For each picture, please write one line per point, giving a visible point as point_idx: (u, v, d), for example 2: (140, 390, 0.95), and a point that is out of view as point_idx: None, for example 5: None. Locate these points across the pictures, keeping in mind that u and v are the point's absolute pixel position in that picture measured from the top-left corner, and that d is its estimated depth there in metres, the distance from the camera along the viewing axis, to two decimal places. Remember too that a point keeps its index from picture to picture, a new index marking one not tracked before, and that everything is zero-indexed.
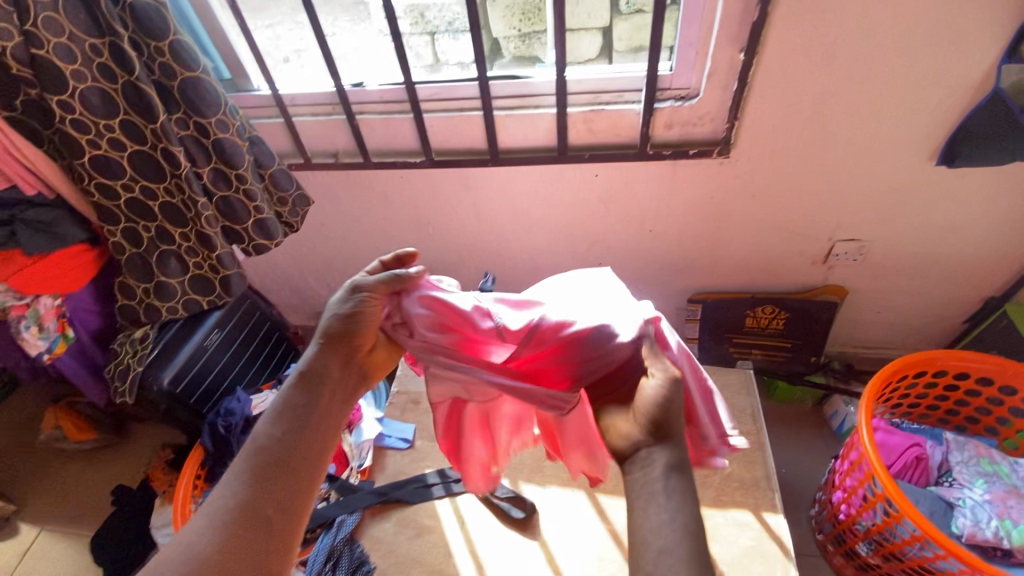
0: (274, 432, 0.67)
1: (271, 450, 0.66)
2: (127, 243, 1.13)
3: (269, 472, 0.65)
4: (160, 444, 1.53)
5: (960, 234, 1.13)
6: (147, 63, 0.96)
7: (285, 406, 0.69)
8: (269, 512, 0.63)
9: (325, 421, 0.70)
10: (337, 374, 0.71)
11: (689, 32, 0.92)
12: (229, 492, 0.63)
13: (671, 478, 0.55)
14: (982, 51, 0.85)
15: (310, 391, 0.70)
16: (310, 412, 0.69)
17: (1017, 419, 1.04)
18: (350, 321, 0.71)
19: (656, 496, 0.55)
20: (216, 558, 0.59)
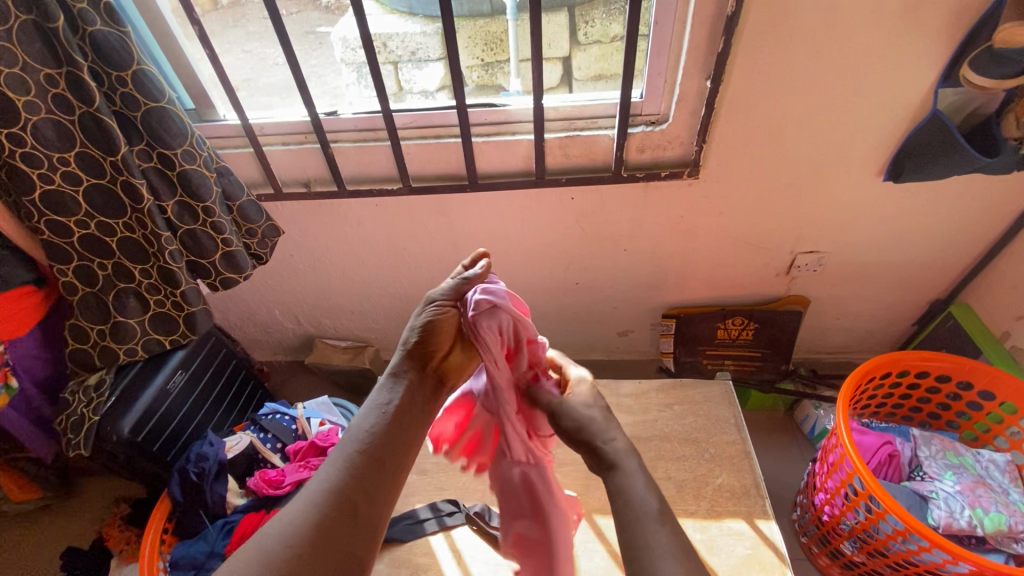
0: (365, 426, 0.67)
1: (364, 442, 0.66)
2: (80, 283, 1.04)
3: (362, 465, 0.64)
4: (113, 500, 1.40)
5: (907, 243, 1.22)
6: (108, 93, 0.91)
7: (375, 404, 0.70)
8: (360, 498, 0.61)
9: (411, 419, 0.70)
10: (417, 377, 0.73)
11: (658, 62, 0.97)
12: (324, 478, 0.62)
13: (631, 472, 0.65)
14: (920, 78, 0.94)
15: (395, 389, 0.71)
16: (399, 408, 0.70)
17: (974, 412, 1.12)
18: (431, 331, 0.74)
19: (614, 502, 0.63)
20: (313, 539, 0.57)
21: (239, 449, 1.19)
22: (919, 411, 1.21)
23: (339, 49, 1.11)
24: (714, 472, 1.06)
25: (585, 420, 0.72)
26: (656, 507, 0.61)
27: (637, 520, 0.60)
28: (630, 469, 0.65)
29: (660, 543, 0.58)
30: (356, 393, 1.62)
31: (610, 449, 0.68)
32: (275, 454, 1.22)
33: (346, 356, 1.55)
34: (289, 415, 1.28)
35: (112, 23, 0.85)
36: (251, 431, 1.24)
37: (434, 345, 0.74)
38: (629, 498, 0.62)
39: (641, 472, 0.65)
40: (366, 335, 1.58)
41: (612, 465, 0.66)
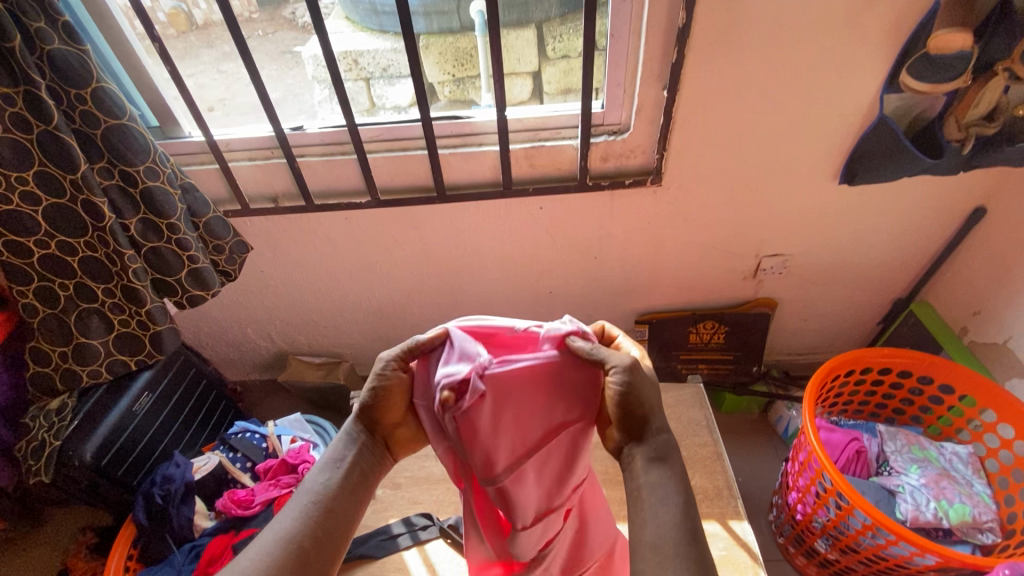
0: (321, 478, 0.66)
1: (318, 493, 0.65)
2: (41, 304, 1.03)
3: (317, 518, 0.63)
4: (79, 530, 1.36)
5: (866, 244, 1.26)
6: (67, 112, 0.90)
7: (330, 459, 0.68)
8: (308, 547, 0.61)
9: (365, 476, 0.68)
10: (368, 438, 0.69)
11: (616, 74, 1.00)
12: (282, 523, 0.63)
13: (652, 471, 0.61)
14: (865, 85, 0.98)
15: (349, 445, 0.69)
16: (355, 468, 0.67)
17: (937, 406, 1.15)
18: (382, 396, 0.68)
19: (643, 493, 0.61)
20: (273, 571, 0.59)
21: (208, 470, 1.16)
22: (886, 408, 1.24)
23: (311, 66, 1.12)
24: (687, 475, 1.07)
25: (643, 404, 0.63)
26: (692, 519, 0.59)
27: (671, 526, 0.58)
28: (673, 470, 0.61)
29: (688, 550, 0.56)
30: (332, 409, 1.60)
31: (660, 443, 0.63)
32: (245, 474, 1.19)
33: (320, 372, 1.53)
34: (260, 432, 1.25)
35: (69, 42, 0.85)
36: (220, 451, 1.21)
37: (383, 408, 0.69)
38: (663, 496, 0.60)
39: (684, 479, 0.61)
40: (340, 350, 1.56)
41: (659, 460, 0.62)
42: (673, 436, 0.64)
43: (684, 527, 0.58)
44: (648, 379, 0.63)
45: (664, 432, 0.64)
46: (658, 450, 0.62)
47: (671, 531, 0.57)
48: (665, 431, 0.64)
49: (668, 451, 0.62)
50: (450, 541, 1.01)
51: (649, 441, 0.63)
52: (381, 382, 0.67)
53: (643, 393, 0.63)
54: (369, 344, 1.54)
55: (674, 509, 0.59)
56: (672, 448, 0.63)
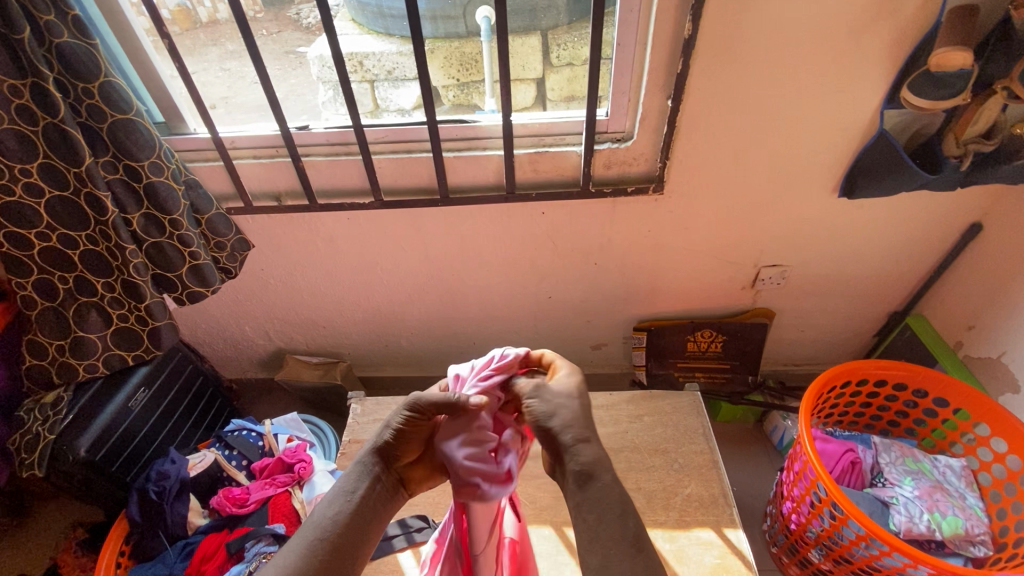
0: (327, 514, 0.66)
1: (325, 531, 0.65)
2: (40, 297, 1.02)
3: (322, 556, 0.63)
4: (69, 525, 1.34)
5: (864, 257, 1.27)
6: (73, 105, 0.90)
7: (341, 490, 0.69)
8: None
9: (376, 507, 0.69)
10: (383, 472, 0.71)
11: (622, 82, 1.01)
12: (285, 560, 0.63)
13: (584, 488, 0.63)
14: (866, 100, 0.99)
15: (360, 479, 0.69)
16: (365, 505, 0.68)
17: (931, 418, 1.16)
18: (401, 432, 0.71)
19: (582, 512, 0.62)
20: None
21: (202, 467, 1.15)
22: (880, 419, 1.24)
23: (316, 67, 1.13)
24: (683, 483, 1.07)
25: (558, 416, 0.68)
26: (633, 527, 0.60)
27: (614, 540, 0.60)
28: (605, 480, 0.63)
29: (634, 563, 0.58)
30: (327, 408, 1.60)
31: (590, 458, 0.64)
32: (241, 472, 1.18)
33: (317, 372, 1.52)
34: (256, 431, 1.25)
35: (78, 36, 0.85)
36: (216, 449, 1.20)
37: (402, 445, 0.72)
38: (602, 512, 0.61)
39: (617, 485, 0.63)
40: (338, 350, 1.56)
41: (587, 475, 0.63)
42: (601, 446, 0.66)
43: (626, 537, 0.60)
44: (557, 394, 0.70)
45: (586, 443, 0.66)
46: (586, 464, 0.64)
47: (615, 544, 0.59)
48: (590, 443, 0.66)
49: (594, 464, 0.64)
50: None
51: (575, 455, 0.65)
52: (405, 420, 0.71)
53: (559, 409, 0.68)
54: (367, 345, 1.54)
55: (613, 522, 0.61)
56: (600, 458, 0.65)
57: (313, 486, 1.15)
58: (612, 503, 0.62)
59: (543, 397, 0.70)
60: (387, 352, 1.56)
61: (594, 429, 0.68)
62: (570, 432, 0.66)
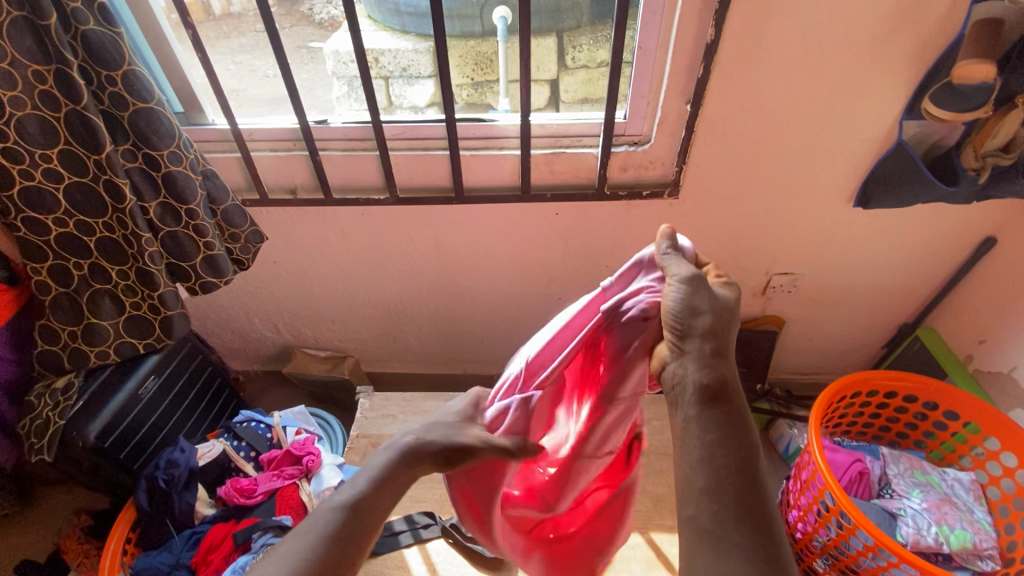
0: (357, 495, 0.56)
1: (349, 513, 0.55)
2: (54, 283, 1.02)
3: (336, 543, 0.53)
4: (74, 512, 1.35)
5: (876, 267, 1.27)
6: (96, 92, 0.90)
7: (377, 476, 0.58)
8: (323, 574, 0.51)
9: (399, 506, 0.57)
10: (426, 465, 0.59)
11: (641, 85, 1.01)
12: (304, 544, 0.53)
13: (704, 407, 0.58)
14: (887, 110, 1.00)
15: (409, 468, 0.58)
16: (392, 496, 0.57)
17: (940, 431, 1.16)
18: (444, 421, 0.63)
19: (692, 432, 0.58)
20: None
21: (211, 457, 1.16)
22: (888, 431, 1.24)
23: (330, 63, 1.14)
24: None
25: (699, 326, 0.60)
26: (728, 478, 0.56)
27: (728, 468, 0.56)
28: (718, 410, 0.58)
29: (745, 503, 0.55)
30: (334, 403, 1.60)
31: (708, 378, 0.59)
32: (249, 463, 1.19)
33: (325, 366, 1.53)
34: (264, 422, 1.25)
35: (104, 23, 0.85)
36: (224, 439, 1.20)
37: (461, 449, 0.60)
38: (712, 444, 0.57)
39: (733, 417, 0.58)
40: (346, 345, 1.56)
41: (710, 394, 0.58)
42: (724, 371, 0.59)
43: (710, 488, 0.56)
44: (707, 291, 0.62)
45: (721, 360, 0.60)
46: (717, 381, 0.59)
47: (702, 492, 0.56)
48: (724, 359, 0.60)
49: (719, 385, 0.59)
50: (451, 541, 1.01)
51: (703, 368, 0.59)
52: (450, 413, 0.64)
53: (705, 310, 0.60)
54: (375, 340, 1.54)
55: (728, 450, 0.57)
56: (727, 385, 0.59)
57: (320, 479, 1.13)
58: (735, 433, 0.57)
59: (695, 292, 0.61)
60: (394, 348, 1.56)
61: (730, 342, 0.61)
62: (705, 342, 0.60)
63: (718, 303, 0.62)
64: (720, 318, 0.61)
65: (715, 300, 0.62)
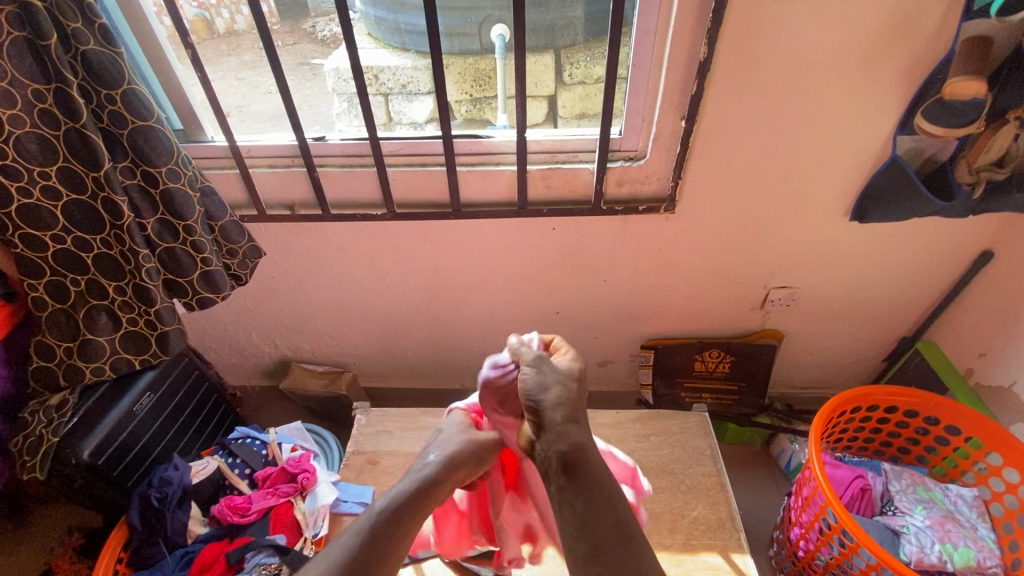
0: (405, 494, 0.65)
1: (396, 509, 0.63)
2: (51, 298, 1.02)
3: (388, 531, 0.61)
4: (67, 531, 1.33)
5: (874, 281, 1.27)
6: (95, 110, 0.91)
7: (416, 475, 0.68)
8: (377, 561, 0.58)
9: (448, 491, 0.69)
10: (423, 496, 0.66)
11: (636, 102, 1.02)
12: (359, 532, 0.59)
13: (573, 471, 0.59)
14: (879, 126, 1.00)
15: (441, 469, 0.69)
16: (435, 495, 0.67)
17: (942, 446, 1.15)
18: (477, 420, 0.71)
19: (569, 495, 0.59)
20: None
21: (205, 474, 1.15)
22: (889, 446, 1.23)
23: (331, 79, 1.15)
24: (690, 505, 1.06)
25: (548, 398, 0.63)
26: (619, 513, 0.59)
27: (596, 519, 0.58)
28: (591, 466, 0.60)
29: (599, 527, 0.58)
30: (330, 418, 1.59)
31: (576, 442, 0.60)
32: (243, 480, 1.18)
33: (322, 382, 1.52)
34: (260, 439, 1.24)
35: (104, 44, 0.86)
36: (219, 456, 1.20)
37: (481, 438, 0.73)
38: (584, 500, 0.59)
39: (599, 471, 0.60)
40: (343, 360, 1.56)
41: (574, 459, 0.59)
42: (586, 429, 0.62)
43: (613, 523, 0.59)
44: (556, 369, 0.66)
45: (574, 425, 0.61)
46: (572, 448, 0.59)
47: (602, 529, 0.58)
48: (577, 425, 0.62)
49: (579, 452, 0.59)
50: (447, 561, 1.00)
51: (562, 441, 0.60)
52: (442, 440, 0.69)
53: (554, 386, 0.64)
54: (372, 355, 1.53)
55: (599, 505, 0.59)
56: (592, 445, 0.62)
57: (315, 497, 1.14)
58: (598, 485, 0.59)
59: (538, 370, 0.66)
60: (392, 363, 1.56)
61: (581, 409, 0.64)
62: (558, 416, 0.62)
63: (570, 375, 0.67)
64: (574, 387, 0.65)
65: (562, 372, 0.67)
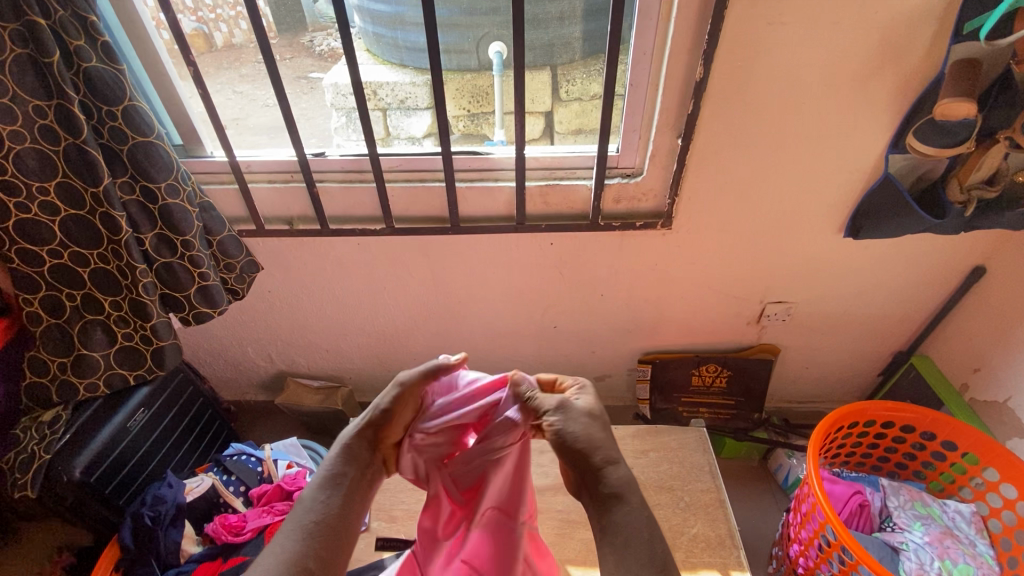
0: (320, 498, 0.66)
1: (318, 511, 0.64)
2: (46, 313, 1.01)
3: (317, 536, 0.62)
4: (55, 550, 1.30)
5: (869, 296, 1.28)
6: (96, 126, 0.91)
7: (327, 473, 0.68)
8: (312, 564, 0.60)
9: (363, 487, 0.69)
10: (367, 456, 0.72)
11: (633, 120, 1.03)
12: (280, 547, 0.61)
13: (613, 508, 0.62)
14: (872, 144, 1.02)
15: (348, 462, 0.70)
16: (353, 483, 0.68)
17: (939, 462, 1.15)
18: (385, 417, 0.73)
19: (612, 531, 0.61)
20: None
21: (199, 492, 1.13)
22: (887, 461, 1.24)
23: (329, 94, 1.15)
24: (689, 522, 1.05)
25: (585, 438, 0.66)
26: (658, 547, 0.59)
27: (641, 558, 0.58)
28: (634, 505, 0.62)
29: (648, 566, 0.58)
30: (326, 434, 1.57)
31: (615, 479, 0.63)
32: (238, 498, 1.16)
33: (318, 397, 1.50)
34: (255, 456, 1.23)
35: (106, 60, 0.87)
36: (213, 473, 1.18)
37: (382, 425, 0.73)
38: (627, 536, 0.60)
39: (644, 508, 0.62)
40: (340, 375, 1.55)
41: (615, 497, 0.62)
42: (627, 469, 0.64)
43: (653, 559, 0.58)
44: (584, 410, 0.69)
45: (613, 466, 0.64)
46: (613, 487, 0.63)
47: (640, 565, 0.58)
48: (617, 464, 0.65)
49: (621, 487, 0.63)
50: None
51: (603, 478, 0.63)
52: (394, 399, 0.73)
53: (582, 430, 0.66)
54: (369, 369, 1.53)
55: (643, 544, 0.59)
56: (632, 482, 0.64)
57: None
58: (642, 526, 0.61)
59: (566, 414, 0.68)
60: (388, 378, 1.55)
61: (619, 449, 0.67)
62: (598, 453, 0.65)
63: (593, 413, 0.69)
64: (602, 430, 0.67)
65: (586, 412, 0.69)
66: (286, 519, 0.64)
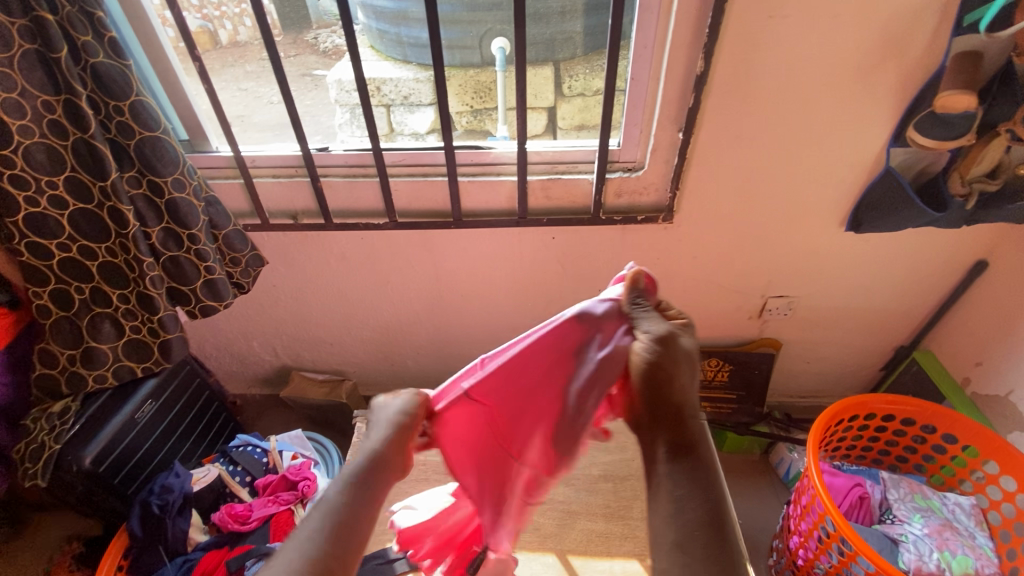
0: (343, 496, 0.65)
1: (341, 509, 0.63)
2: (56, 307, 1.02)
3: (342, 531, 0.62)
4: (65, 539, 1.33)
5: (870, 290, 1.28)
6: (103, 122, 0.93)
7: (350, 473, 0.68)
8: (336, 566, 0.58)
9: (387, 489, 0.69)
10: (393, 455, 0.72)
11: (634, 114, 1.04)
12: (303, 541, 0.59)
13: (674, 463, 0.65)
14: (873, 138, 1.02)
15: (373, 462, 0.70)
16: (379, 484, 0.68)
17: (939, 455, 1.15)
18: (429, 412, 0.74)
19: (669, 484, 0.64)
20: None
21: (207, 481, 1.15)
22: (887, 454, 1.24)
23: (333, 91, 1.17)
24: None
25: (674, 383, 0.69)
26: (715, 514, 0.62)
27: (697, 520, 0.61)
28: (698, 465, 0.65)
29: (702, 527, 0.61)
30: (330, 427, 1.59)
31: (688, 434, 0.67)
32: (244, 488, 1.18)
33: (322, 390, 1.52)
34: (261, 447, 1.24)
35: (113, 57, 0.88)
36: (219, 464, 1.20)
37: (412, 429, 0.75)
38: (687, 493, 0.63)
39: (708, 470, 0.65)
40: (343, 368, 1.56)
41: (682, 449, 0.66)
42: (699, 428, 0.68)
43: (705, 518, 0.61)
44: (680, 351, 0.69)
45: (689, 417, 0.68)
46: (688, 437, 0.67)
47: (699, 523, 0.61)
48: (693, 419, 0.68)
49: (687, 444, 0.66)
50: None
51: (677, 429, 0.67)
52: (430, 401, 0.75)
53: (669, 364, 0.69)
54: (372, 363, 1.54)
55: (700, 502, 0.62)
56: (703, 440, 0.67)
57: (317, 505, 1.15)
58: (701, 484, 0.64)
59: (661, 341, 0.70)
60: (392, 372, 1.56)
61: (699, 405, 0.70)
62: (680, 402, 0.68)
63: (691, 356, 0.70)
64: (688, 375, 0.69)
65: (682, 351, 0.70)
66: (305, 519, 0.63)
